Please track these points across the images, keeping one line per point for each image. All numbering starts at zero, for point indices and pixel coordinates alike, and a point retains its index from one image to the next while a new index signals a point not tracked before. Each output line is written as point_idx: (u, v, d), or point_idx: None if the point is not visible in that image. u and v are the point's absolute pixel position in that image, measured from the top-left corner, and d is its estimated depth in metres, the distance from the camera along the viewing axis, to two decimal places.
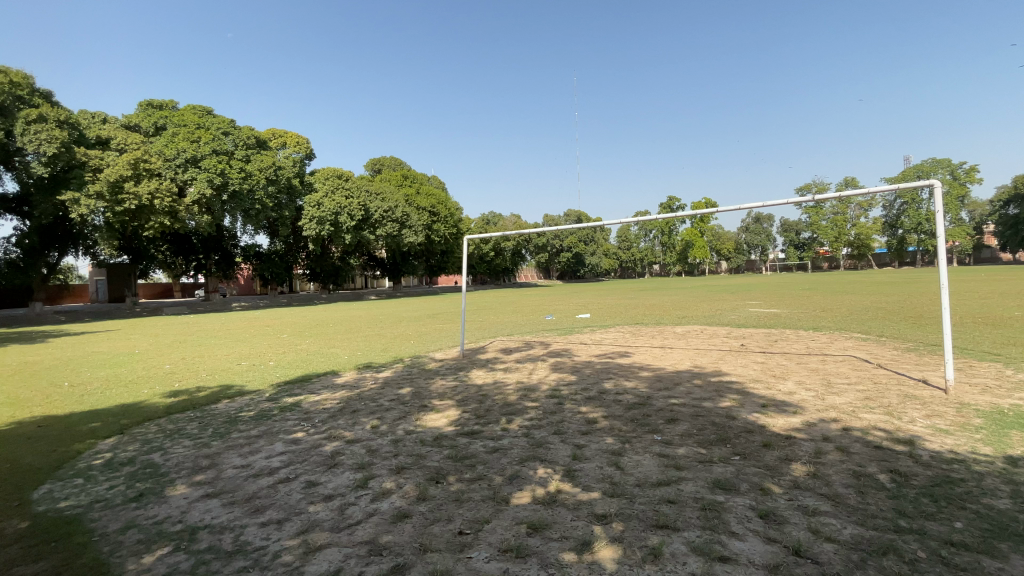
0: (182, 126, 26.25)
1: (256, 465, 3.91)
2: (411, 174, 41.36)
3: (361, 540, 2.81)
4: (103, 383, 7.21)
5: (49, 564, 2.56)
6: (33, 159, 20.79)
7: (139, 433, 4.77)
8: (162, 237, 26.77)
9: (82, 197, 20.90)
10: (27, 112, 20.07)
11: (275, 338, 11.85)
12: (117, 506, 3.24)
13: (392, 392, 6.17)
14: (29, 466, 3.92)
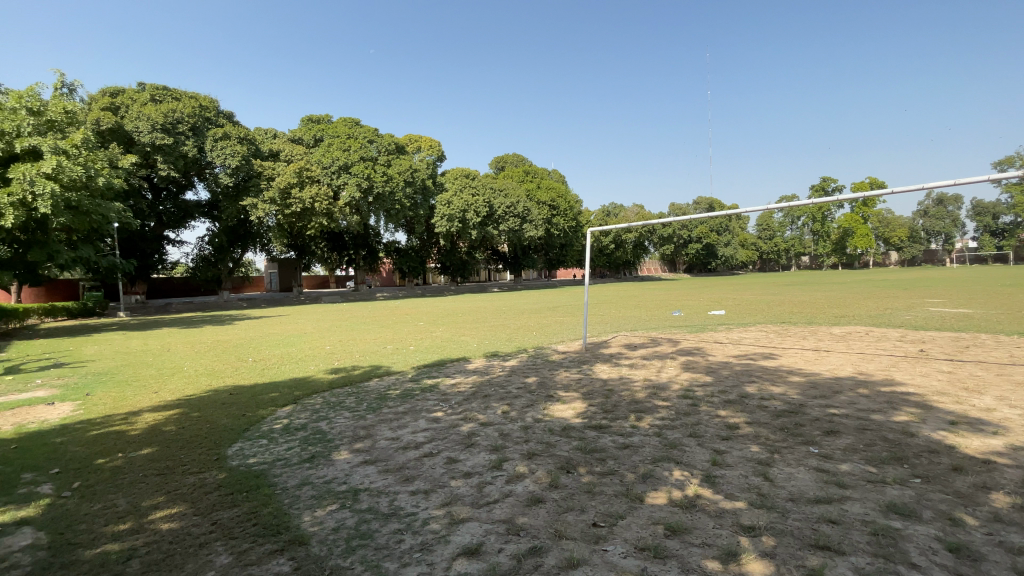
0: (336, 137, 30.10)
1: (404, 439, 4.29)
2: (533, 170, 42.23)
3: (499, 518, 2.93)
4: (280, 360, 8.52)
5: (244, 509, 3.03)
6: (221, 170, 25.65)
7: (307, 404, 5.53)
8: (321, 236, 30.83)
9: (261, 202, 24.91)
10: (214, 132, 24.76)
11: (413, 325, 12.96)
12: (293, 464, 3.78)
13: (519, 381, 6.36)
14: (226, 426, 4.74)
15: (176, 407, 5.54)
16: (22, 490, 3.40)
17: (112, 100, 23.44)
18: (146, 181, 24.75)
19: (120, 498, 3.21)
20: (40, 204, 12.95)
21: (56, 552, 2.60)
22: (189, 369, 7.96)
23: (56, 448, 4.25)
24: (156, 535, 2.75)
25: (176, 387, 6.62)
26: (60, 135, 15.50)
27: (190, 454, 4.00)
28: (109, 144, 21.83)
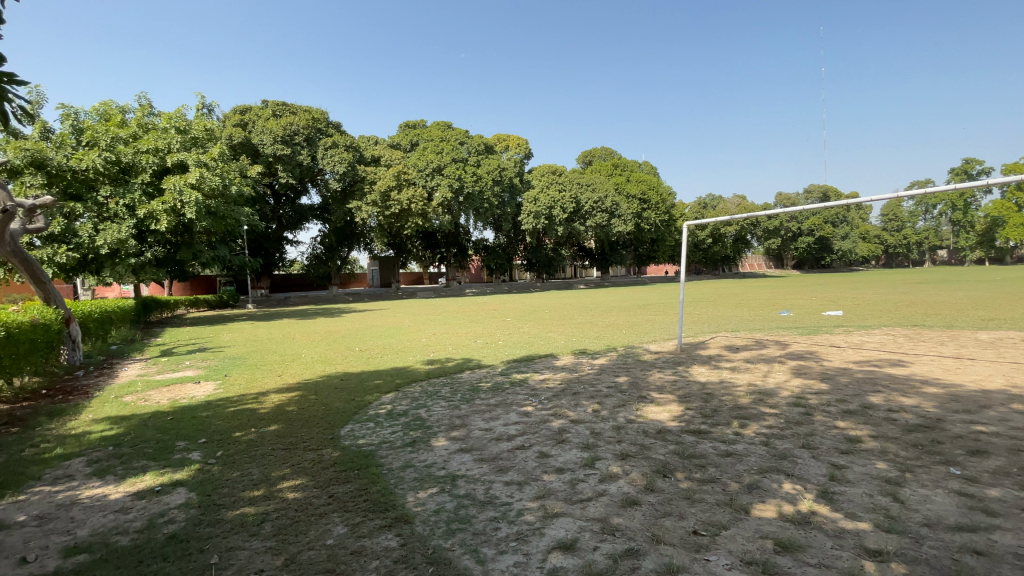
0: (430, 140, 31.71)
1: (496, 430, 4.41)
2: (623, 163, 41.19)
3: (593, 517, 2.90)
4: (381, 350, 9.17)
5: (356, 485, 3.31)
6: (330, 176, 28.08)
7: (407, 392, 5.89)
8: (416, 235, 32.57)
9: (364, 205, 26.89)
10: (325, 141, 27.18)
11: (502, 321, 13.25)
12: (396, 448, 4.04)
13: (610, 379, 6.26)
14: (339, 408, 5.22)
15: (296, 390, 6.18)
16: (179, 455, 3.98)
17: (242, 118, 26.69)
18: (270, 188, 27.80)
19: (254, 468, 3.65)
20: (188, 210, 15.07)
21: (206, 509, 3.01)
22: (305, 356, 8.83)
23: (204, 420, 4.93)
24: (284, 502, 3.09)
25: (295, 372, 7.38)
26: (202, 150, 17.92)
27: (311, 432, 4.46)
28: (241, 156, 24.92)
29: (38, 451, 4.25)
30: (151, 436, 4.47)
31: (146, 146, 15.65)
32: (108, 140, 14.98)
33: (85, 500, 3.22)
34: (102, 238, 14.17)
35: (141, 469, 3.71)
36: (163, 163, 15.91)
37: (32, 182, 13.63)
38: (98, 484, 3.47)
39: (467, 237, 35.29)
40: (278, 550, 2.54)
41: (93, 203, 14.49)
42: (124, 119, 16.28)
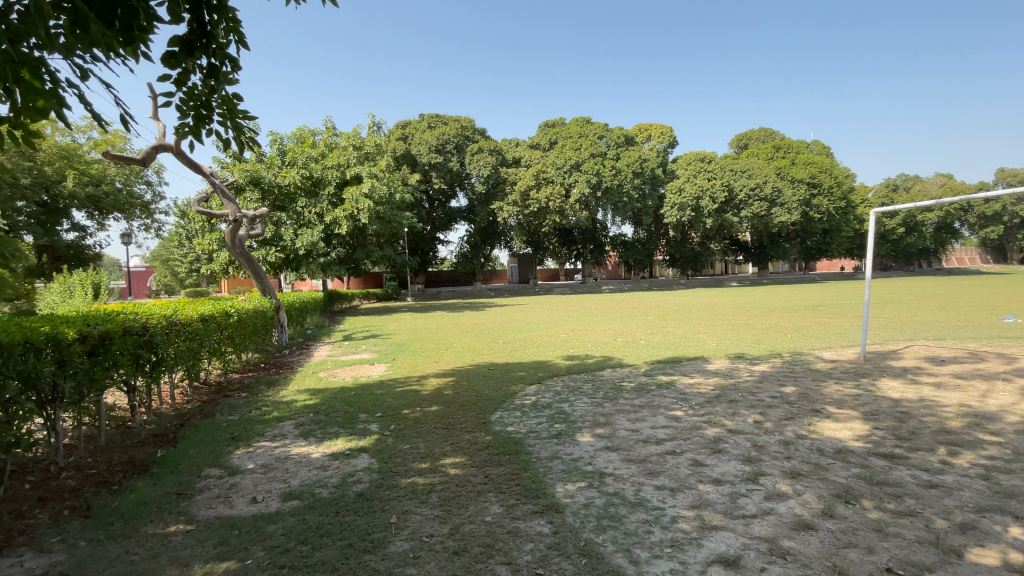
0: (570, 137, 32.02)
1: (644, 432, 4.29)
2: (785, 145, 36.72)
3: (758, 535, 2.66)
4: (524, 343, 9.53)
5: (508, 470, 3.49)
6: (476, 179, 30.00)
7: (552, 386, 6.04)
8: (555, 232, 33.11)
9: (506, 204, 28.16)
10: (472, 146, 29.16)
11: (644, 320, 12.78)
12: (544, 438, 4.17)
13: (772, 388, 5.64)
14: (488, 396, 5.56)
15: (451, 376, 6.75)
16: (361, 425, 4.64)
17: (403, 131, 29.93)
18: (425, 194, 30.71)
19: (420, 443, 4.09)
20: (362, 216, 17.40)
21: (385, 475, 3.46)
22: (456, 346, 9.59)
23: (378, 398, 5.67)
24: (446, 477, 3.41)
25: (449, 359, 8.07)
26: (372, 163, 20.53)
27: (465, 415, 4.83)
28: (402, 166, 27.97)
29: (263, 412, 5.32)
30: (340, 407, 5.28)
31: (330, 162, 18.44)
32: (304, 159, 18.00)
33: (296, 456, 3.93)
34: (300, 242, 17.09)
35: (333, 435, 4.40)
36: (343, 176, 18.59)
37: (253, 197, 17.01)
38: (304, 443, 4.21)
39: (604, 232, 35.22)
40: (444, 519, 2.81)
41: (293, 213, 17.55)
42: (315, 141, 19.38)
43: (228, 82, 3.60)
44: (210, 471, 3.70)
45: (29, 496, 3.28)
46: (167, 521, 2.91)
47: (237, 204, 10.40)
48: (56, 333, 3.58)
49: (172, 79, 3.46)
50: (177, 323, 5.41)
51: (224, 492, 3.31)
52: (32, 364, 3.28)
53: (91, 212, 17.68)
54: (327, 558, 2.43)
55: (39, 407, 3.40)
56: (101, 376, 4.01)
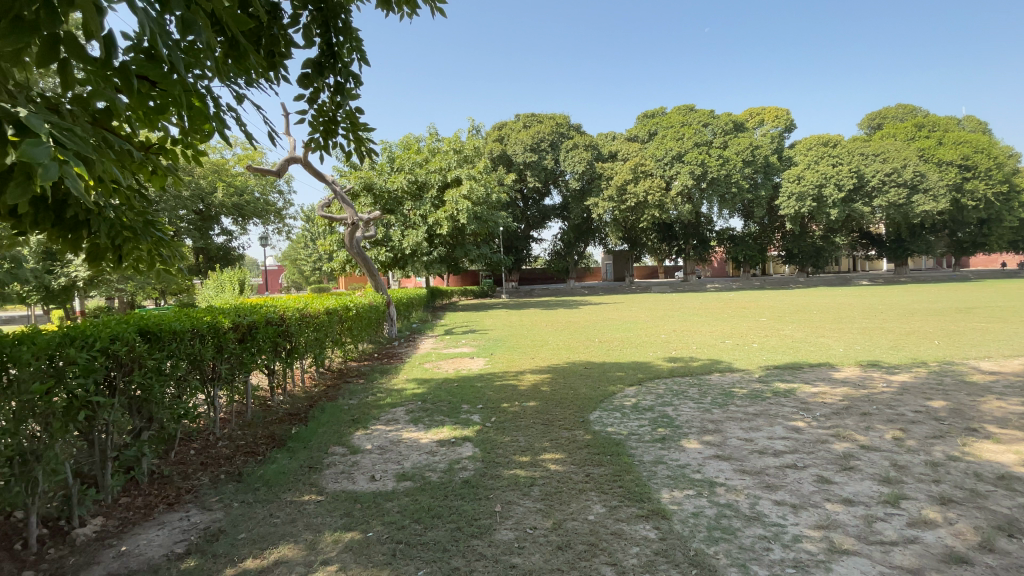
0: (670, 128, 30.67)
1: (759, 442, 3.97)
2: (929, 122, 31.84)
3: (899, 565, 2.34)
4: (622, 342, 9.32)
5: (609, 471, 3.43)
6: (571, 176, 29.88)
7: (653, 388, 5.83)
8: (653, 227, 31.87)
9: (602, 200, 27.68)
10: (567, 143, 29.14)
11: (755, 321, 11.84)
12: (648, 441, 4.04)
13: (914, 401, 4.92)
14: (587, 394, 5.53)
15: (548, 373, 6.80)
16: (465, 415, 4.85)
17: (499, 133, 30.72)
18: (520, 193, 31.24)
19: (521, 436, 4.17)
20: (462, 216, 18.18)
21: (488, 464, 3.58)
22: (552, 343, 9.63)
23: (479, 390, 5.89)
24: (547, 472, 3.44)
25: (545, 356, 8.14)
26: (471, 166, 21.34)
27: (564, 413, 4.84)
28: (499, 167, 28.72)
29: (377, 398, 5.79)
30: (444, 397, 5.58)
31: (433, 166, 19.49)
32: (410, 165, 19.21)
33: (407, 440, 4.21)
34: (406, 242, 18.27)
35: (439, 423, 4.65)
36: (445, 179, 19.55)
37: (366, 202, 18.52)
38: (413, 429, 4.51)
39: (709, 225, 33.05)
40: (547, 513, 2.84)
41: (400, 215, 18.83)
42: (419, 147, 20.60)
43: (351, 97, 3.95)
44: (334, 449, 4.10)
45: (195, 460, 3.89)
46: (301, 491, 3.28)
47: (355, 209, 11.38)
48: (216, 321, 4.20)
49: (306, 97, 3.89)
50: (307, 315, 6.08)
51: (347, 468, 3.65)
52: (198, 347, 3.89)
53: (237, 219, 20.46)
54: (438, 538, 2.58)
55: (202, 384, 4.01)
56: (248, 360, 4.63)
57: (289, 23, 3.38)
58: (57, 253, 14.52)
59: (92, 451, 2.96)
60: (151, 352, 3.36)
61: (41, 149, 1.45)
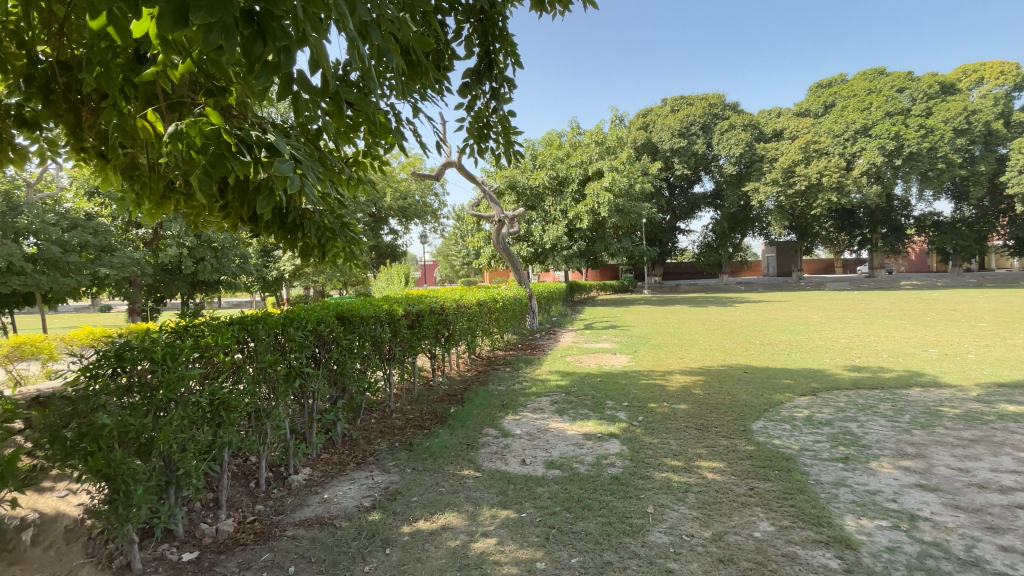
0: (852, 98, 26.39)
1: (979, 474, 3.22)
2: None
3: None
4: (788, 346, 8.32)
5: (777, 488, 3.09)
6: (726, 161, 27.47)
7: (829, 400, 5.10)
8: (827, 215, 27.74)
9: (762, 185, 25.01)
10: (722, 125, 27.00)
11: (971, 327, 9.61)
12: (825, 459, 3.56)
13: None
14: (747, 401, 5.06)
15: (699, 375, 6.38)
16: (610, 412, 4.80)
17: (644, 120, 29.68)
18: (666, 181, 29.81)
19: (671, 439, 3.99)
20: (603, 209, 17.94)
21: (638, 464, 3.49)
22: (703, 343, 8.99)
23: (626, 387, 5.77)
24: (704, 479, 3.24)
25: (696, 357, 7.65)
26: (613, 157, 20.99)
27: (721, 419, 4.51)
28: (643, 155, 27.76)
29: (524, 386, 6.06)
30: (588, 391, 5.59)
31: (575, 161, 19.56)
32: (552, 161, 19.53)
33: (554, 430, 4.33)
34: (547, 236, 18.66)
35: (585, 416, 4.68)
36: (586, 173, 19.51)
37: (510, 199, 19.31)
38: (560, 420, 4.60)
39: (903, 211, 28.05)
40: (704, 522, 2.68)
41: (542, 211, 19.27)
42: (561, 142, 20.90)
43: (505, 102, 4.14)
44: (488, 430, 4.39)
45: (376, 428, 4.51)
46: (461, 465, 3.59)
47: (501, 207, 11.90)
48: (392, 310, 4.80)
49: (465, 106, 4.19)
50: (462, 306, 6.61)
51: (500, 450, 3.89)
52: (378, 331, 4.49)
53: (401, 219, 23.03)
54: (590, 530, 2.60)
55: (381, 363, 4.63)
56: (416, 343, 5.21)
57: (453, 37, 3.66)
58: (272, 250, 17.98)
59: (303, 413, 3.63)
60: (345, 333, 3.99)
61: (286, 168, 1.82)
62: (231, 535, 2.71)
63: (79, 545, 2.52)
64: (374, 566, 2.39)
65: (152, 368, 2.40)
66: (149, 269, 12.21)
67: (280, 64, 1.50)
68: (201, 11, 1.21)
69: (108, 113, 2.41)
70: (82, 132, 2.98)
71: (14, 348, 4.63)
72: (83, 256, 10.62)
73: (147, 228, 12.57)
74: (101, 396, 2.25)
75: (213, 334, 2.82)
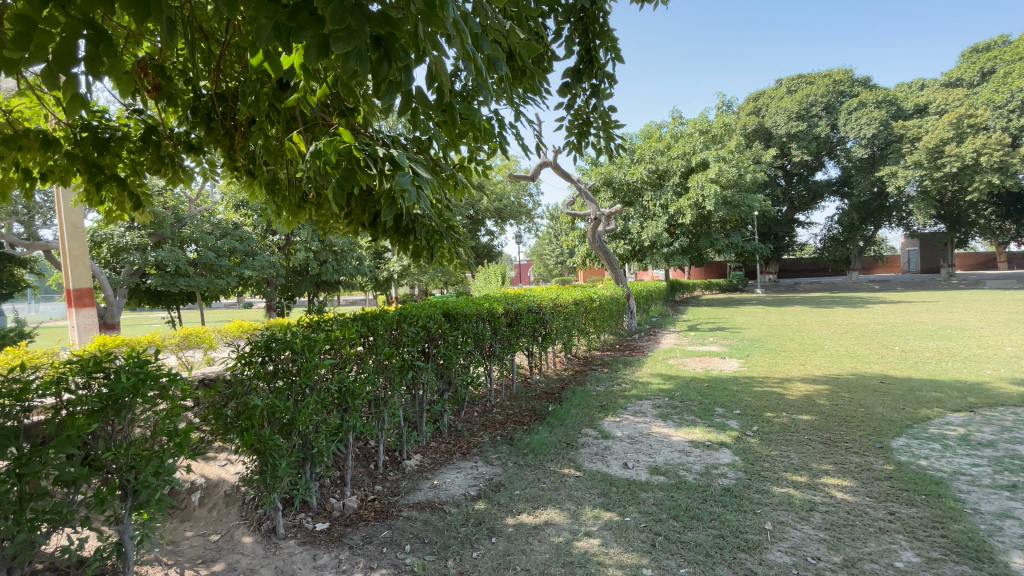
0: (1018, 61, 22.30)
1: None
2: None
3: None
4: (935, 354, 7.20)
5: (924, 514, 2.70)
6: (855, 143, 24.48)
7: (992, 417, 4.33)
8: (987, 199, 23.58)
9: (900, 169, 21.92)
10: (850, 103, 24.24)
11: None
12: (986, 486, 3.03)
13: None
14: (883, 415, 4.47)
15: (823, 383, 5.76)
16: (720, 419, 4.52)
17: (756, 104, 27.50)
18: (782, 169, 27.36)
19: (791, 453, 3.65)
20: (708, 202, 16.89)
21: (753, 477, 3.25)
22: (827, 348, 8.10)
23: (737, 394, 5.39)
24: (832, 499, 2.93)
25: (819, 363, 6.92)
26: (720, 146, 19.77)
27: (850, 433, 4.04)
28: (755, 142, 25.71)
29: (624, 388, 5.91)
30: (694, 397, 5.31)
31: (677, 152, 18.74)
32: (651, 154, 18.86)
33: (657, 435, 4.18)
34: (645, 233, 17.92)
35: (691, 423, 4.46)
36: (689, 164, 18.57)
37: (606, 196, 18.89)
38: (663, 425, 4.44)
39: None
40: (832, 545, 2.43)
41: (640, 207, 18.61)
42: (661, 133, 20.13)
43: (605, 97, 4.08)
44: (587, 431, 4.36)
45: (478, 421, 4.71)
46: (562, 463, 3.61)
47: (596, 204, 11.62)
48: (492, 309, 4.97)
49: (564, 105, 4.18)
50: (560, 305, 6.65)
51: (601, 451, 3.84)
52: (481, 328, 4.68)
53: (497, 220, 23.74)
54: (700, 541, 2.49)
55: (482, 359, 4.82)
56: (515, 340, 5.34)
57: (553, 38, 3.68)
58: (383, 253, 19.42)
59: (415, 403, 3.91)
60: (451, 330, 4.23)
61: (404, 178, 1.99)
62: (355, 511, 2.99)
63: (235, 508, 2.93)
64: (482, 553, 2.50)
65: (293, 358, 2.74)
66: (283, 270, 13.86)
67: (402, 82, 1.61)
68: (340, 41, 1.34)
69: (257, 135, 2.78)
70: (235, 154, 3.45)
71: (184, 338, 5.47)
72: (232, 259, 12.35)
73: (280, 235, 14.25)
74: (253, 380, 2.60)
75: (341, 329, 3.13)
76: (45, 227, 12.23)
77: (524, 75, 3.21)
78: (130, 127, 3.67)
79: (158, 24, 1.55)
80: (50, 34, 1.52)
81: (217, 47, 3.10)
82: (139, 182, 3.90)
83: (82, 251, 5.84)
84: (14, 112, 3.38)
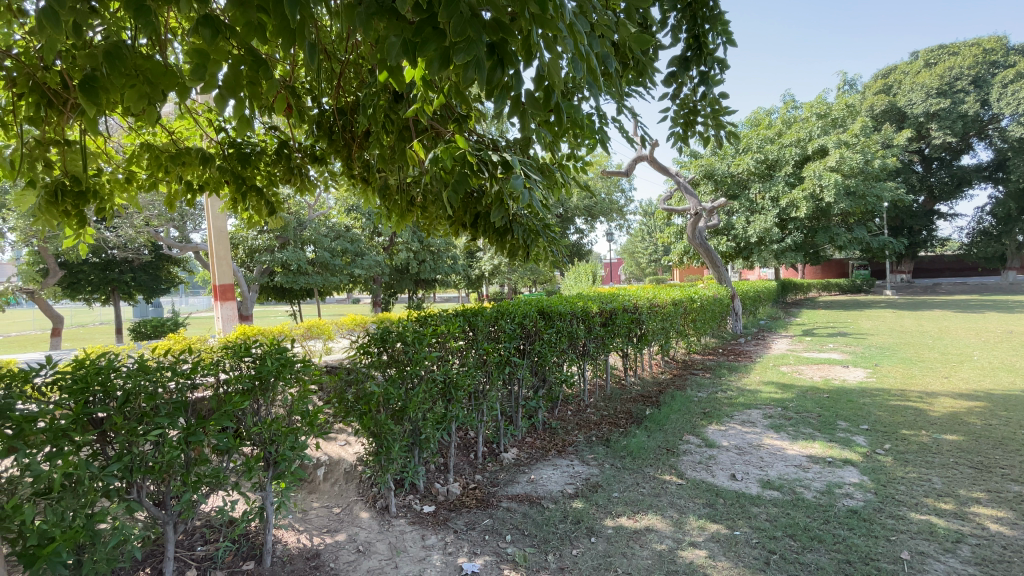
0: None
1: None
2: None
3: None
4: None
5: None
6: (1012, 120, 20.91)
7: None
8: None
9: None
10: (1007, 74, 20.75)
11: None
12: None
13: None
14: None
15: (973, 400, 4.98)
16: (843, 435, 4.08)
17: (886, 82, 24.42)
18: (918, 154, 24.01)
19: (932, 476, 3.20)
20: (827, 192, 15.32)
21: (885, 499, 2.90)
22: (977, 359, 6.99)
23: (862, 407, 4.83)
24: (984, 530, 2.54)
25: (967, 376, 5.99)
26: (840, 132, 17.84)
27: (1008, 458, 3.45)
28: (884, 124, 22.79)
29: (729, 395, 5.56)
30: (811, 408, 4.85)
31: (788, 139, 17.27)
32: (758, 142, 17.57)
33: (769, 446, 3.89)
34: (751, 228, 16.58)
35: (809, 436, 4.08)
36: (803, 152, 17.00)
37: (707, 190, 17.86)
38: (776, 437, 4.11)
39: None
40: None
41: (746, 200, 17.31)
42: (770, 121, 18.67)
43: (715, 84, 3.86)
44: (689, 438, 4.17)
45: (572, 419, 4.71)
46: (662, 469, 3.49)
47: (697, 198, 10.99)
48: (586, 307, 4.94)
49: (669, 94, 4.02)
50: (657, 305, 6.43)
51: (705, 460, 3.65)
52: (575, 326, 4.68)
53: (588, 218, 23.47)
54: (822, 563, 2.28)
55: (576, 358, 4.82)
56: (610, 341, 5.26)
57: (660, 29, 3.56)
58: (476, 252, 20.09)
59: (511, 398, 4.03)
60: (546, 326, 4.30)
61: (519, 180, 2.04)
62: (458, 497, 3.14)
63: (353, 485, 3.21)
64: (582, 551, 2.50)
65: (405, 348, 2.95)
66: (387, 269, 14.88)
67: (512, 89, 1.64)
68: (460, 52, 1.40)
69: (375, 145, 3.00)
70: (353, 162, 3.75)
71: (308, 330, 6.09)
72: (344, 259, 13.49)
73: (385, 236, 15.30)
74: (370, 368, 2.85)
75: (446, 323, 3.29)
76: (195, 231, 14.29)
77: (627, 68, 3.16)
78: (267, 141, 4.15)
79: (301, 49, 1.72)
80: (204, 58, 1.73)
81: (339, 65, 3.40)
82: (273, 191, 4.39)
83: (226, 252, 6.73)
84: (178, 133, 3.97)
